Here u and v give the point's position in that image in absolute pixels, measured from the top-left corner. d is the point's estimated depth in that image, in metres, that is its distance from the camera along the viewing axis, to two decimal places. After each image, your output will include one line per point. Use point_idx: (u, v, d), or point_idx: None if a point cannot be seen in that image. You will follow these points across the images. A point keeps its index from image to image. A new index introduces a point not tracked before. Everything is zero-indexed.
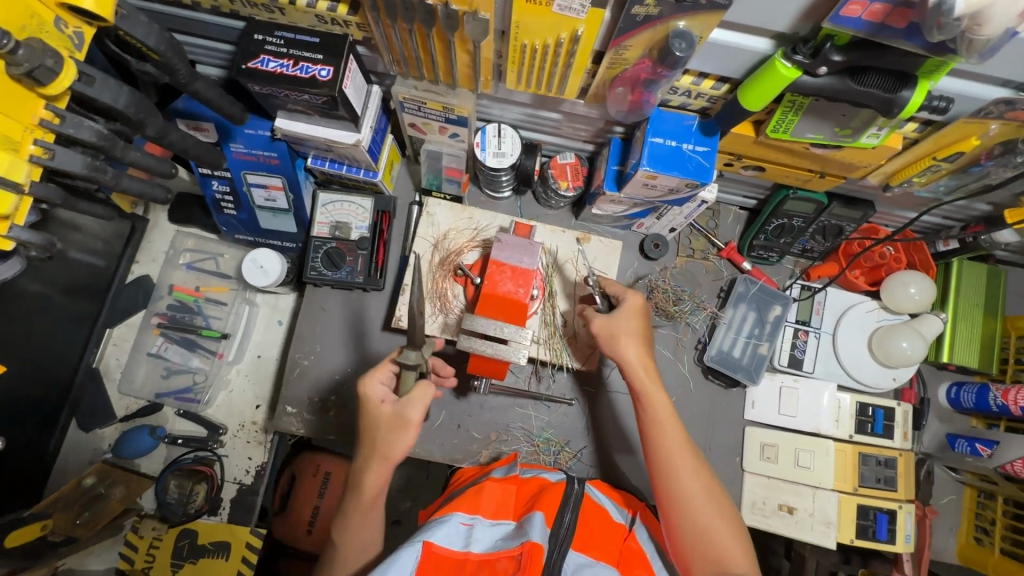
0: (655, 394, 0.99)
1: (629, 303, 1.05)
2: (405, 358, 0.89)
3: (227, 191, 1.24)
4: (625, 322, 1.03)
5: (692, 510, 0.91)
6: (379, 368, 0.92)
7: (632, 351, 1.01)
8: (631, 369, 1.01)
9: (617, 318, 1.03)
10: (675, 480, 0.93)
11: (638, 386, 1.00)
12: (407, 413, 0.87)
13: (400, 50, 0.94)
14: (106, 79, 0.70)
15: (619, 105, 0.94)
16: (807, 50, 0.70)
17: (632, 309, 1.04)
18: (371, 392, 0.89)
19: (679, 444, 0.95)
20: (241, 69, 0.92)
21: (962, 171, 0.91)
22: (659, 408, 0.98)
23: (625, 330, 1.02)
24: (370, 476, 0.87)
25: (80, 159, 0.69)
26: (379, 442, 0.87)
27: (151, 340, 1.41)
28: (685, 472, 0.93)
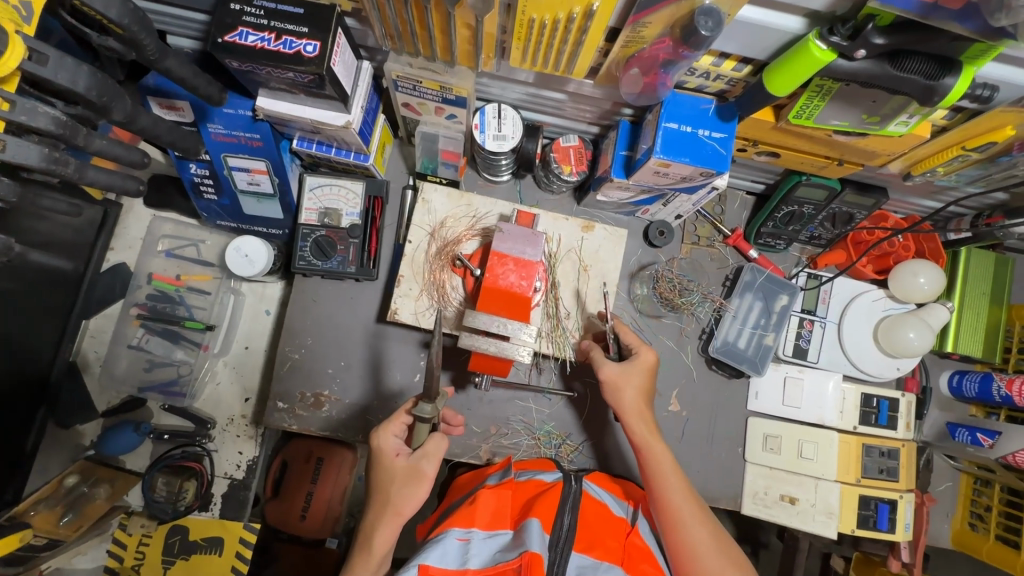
0: (658, 443, 0.98)
1: (641, 356, 1.02)
2: (420, 411, 0.84)
3: (206, 174, 1.15)
4: (631, 371, 1.01)
5: (701, 563, 0.88)
6: (392, 420, 0.89)
7: (635, 400, 1.00)
8: (632, 417, 0.99)
9: (625, 367, 1.01)
10: (679, 533, 0.90)
11: (639, 437, 0.99)
12: (420, 466, 0.84)
13: (394, 24, 0.85)
14: (62, 57, 0.61)
15: (631, 87, 0.87)
16: (846, 31, 0.64)
17: (641, 361, 1.02)
18: (384, 446, 0.86)
19: (681, 495, 0.93)
20: (217, 43, 0.83)
21: (989, 160, 0.87)
22: (660, 458, 0.97)
23: (629, 379, 1.00)
24: (380, 535, 0.82)
25: (37, 150, 0.60)
26: (393, 497, 0.83)
27: (131, 332, 1.32)
28: (690, 523, 0.91)
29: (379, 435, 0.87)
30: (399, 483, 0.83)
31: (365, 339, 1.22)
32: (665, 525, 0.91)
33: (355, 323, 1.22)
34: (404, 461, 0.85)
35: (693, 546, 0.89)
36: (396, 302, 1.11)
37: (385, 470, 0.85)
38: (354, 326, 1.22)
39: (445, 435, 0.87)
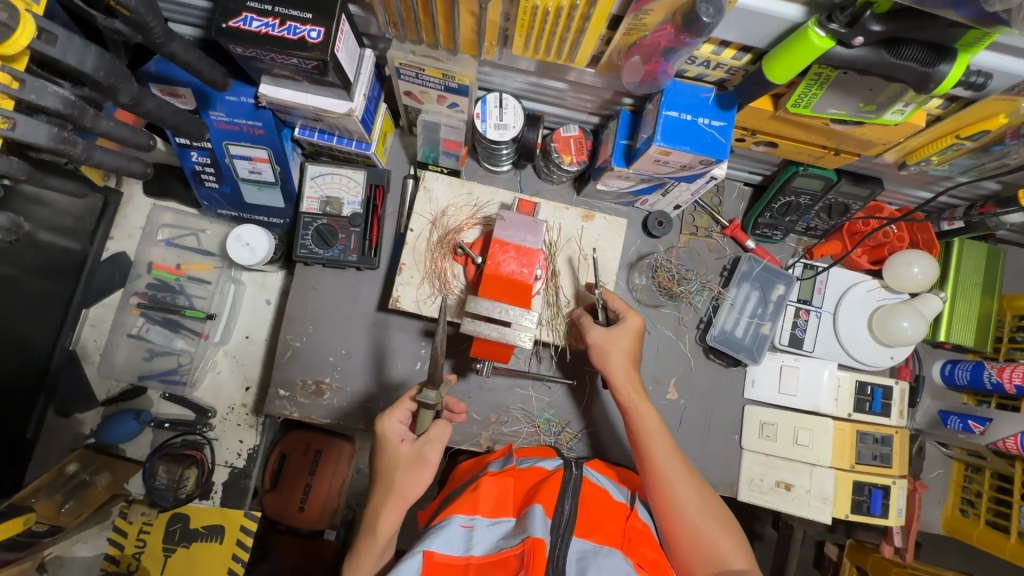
0: (643, 404, 1.00)
1: (628, 320, 1.04)
2: (424, 397, 0.85)
3: (207, 162, 1.15)
4: (616, 335, 1.02)
5: (688, 518, 0.91)
6: (396, 407, 0.89)
7: (621, 362, 1.02)
8: (616, 378, 1.01)
9: (612, 331, 1.02)
10: (666, 491, 0.93)
11: (624, 398, 1.01)
12: (424, 452, 0.84)
13: (398, 11, 0.86)
14: (71, 37, 0.62)
15: (633, 76, 0.89)
16: (844, 19, 0.65)
17: (629, 326, 1.03)
18: (388, 432, 0.86)
19: (666, 454, 0.96)
20: (221, 29, 0.84)
21: (983, 149, 0.89)
22: (644, 417, 0.99)
23: (615, 342, 1.02)
24: (384, 518, 0.83)
25: (45, 129, 0.61)
26: (397, 482, 0.83)
27: (131, 321, 1.32)
28: (676, 480, 0.93)
29: (384, 420, 0.88)
30: (403, 466, 0.84)
31: (366, 327, 1.23)
32: (653, 482, 0.94)
33: (356, 311, 1.23)
34: (409, 447, 0.85)
35: (681, 503, 0.91)
36: (397, 289, 1.12)
37: (389, 454, 0.85)
38: (355, 314, 1.23)
39: (449, 422, 0.88)
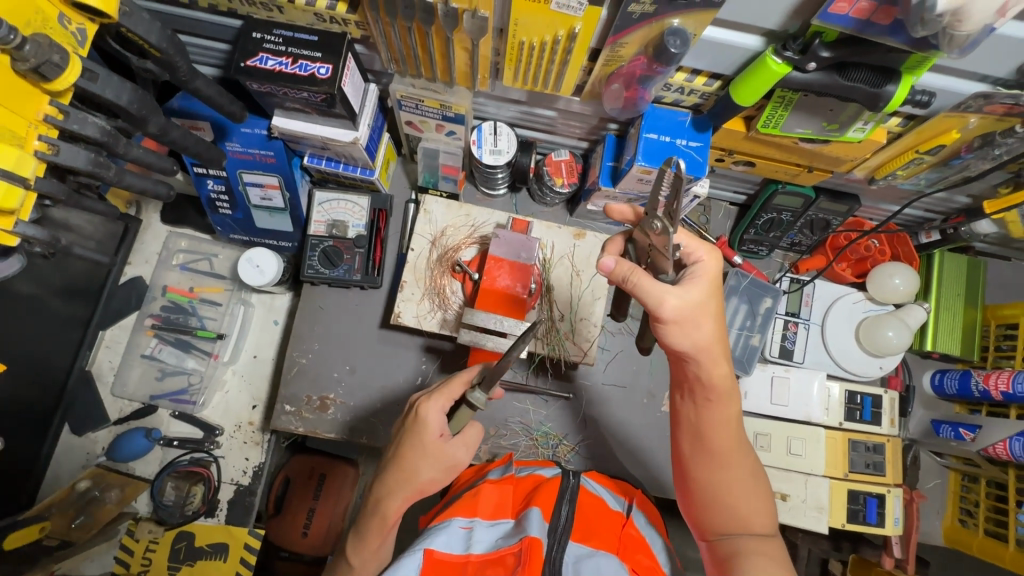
0: (727, 382, 0.81)
1: (706, 270, 0.77)
2: (473, 398, 0.82)
3: (222, 190, 1.24)
4: (701, 298, 0.76)
5: (726, 496, 0.81)
6: (441, 395, 0.86)
7: (710, 338, 0.78)
8: (703, 356, 0.78)
9: (694, 294, 0.75)
10: (706, 467, 0.83)
11: (708, 377, 0.80)
12: (455, 456, 0.88)
13: (399, 49, 0.95)
14: (110, 75, 0.70)
15: (615, 101, 0.97)
16: (796, 47, 0.73)
17: (711, 282, 0.77)
18: (431, 421, 0.85)
19: (726, 430, 0.82)
20: (240, 67, 0.93)
21: (943, 163, 0.95)
22: (724, 395, 0.82)
23: (699, 313, 0.76)
24: (396, 500, 0.86)
25: (84, 155, 0.69)
26: (421, 477, 0.85)
27: (145, 342, 1.40)
28: (724, 460, 0.82)
29: (429, 407, 0.85)
30: (435, 463, 0.86)
31: (369, 343, 1.28)
32: (695, 455, 0.84)
33: (360, 328, 1.29)
34: (443, 444, 0.86)
35: (718, 482, 0.82)
36: (399, 305, 1.17)
37: (422, 446, 0.85)
38: (359, 331, 1.28)
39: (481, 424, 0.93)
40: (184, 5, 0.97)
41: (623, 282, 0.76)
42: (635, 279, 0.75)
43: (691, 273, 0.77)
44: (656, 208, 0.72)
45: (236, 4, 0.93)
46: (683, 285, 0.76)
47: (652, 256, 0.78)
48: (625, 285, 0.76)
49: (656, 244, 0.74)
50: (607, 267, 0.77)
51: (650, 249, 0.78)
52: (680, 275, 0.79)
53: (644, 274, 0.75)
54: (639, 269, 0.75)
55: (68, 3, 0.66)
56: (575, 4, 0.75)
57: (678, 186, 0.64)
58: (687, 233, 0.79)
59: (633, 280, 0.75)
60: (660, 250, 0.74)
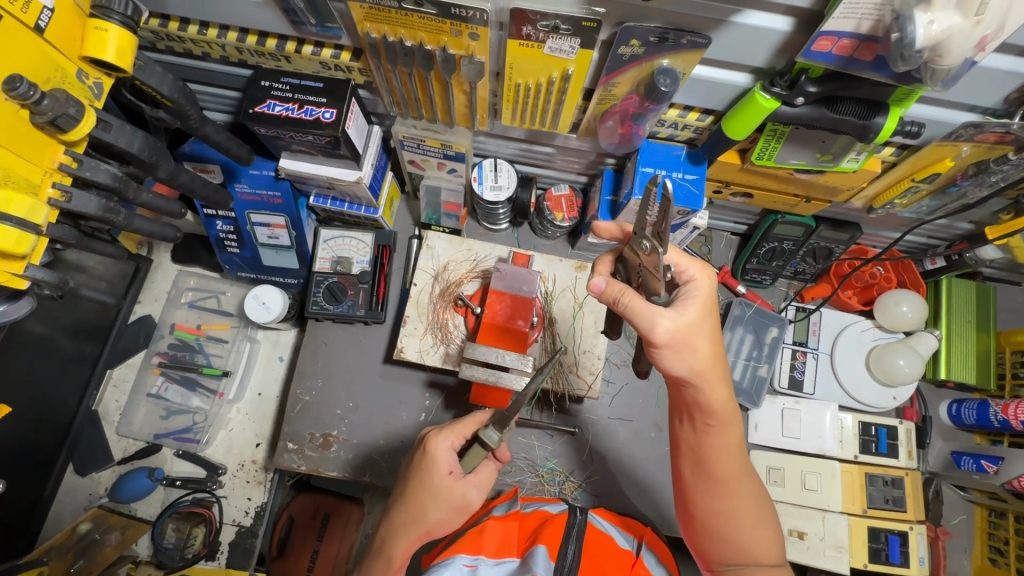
0: (728, 407, 0.80)
1: (701, 289, 0.77)
2: (486, 436, 0.80)
3: (231, 230, 1.27)
4: (693, 321, 0.75)
5: (728, 522, 0.82)
6: (452, 430, 0.86)
7: (706, 362, 0.77)
8: (701, 381, 0.77)
9: (686, 317, 0.74)
10: (707, 492, 0.82)
11: (706, 402, 0.79)
12: (467, 496, 0.84)
13: (400, 92, 0.98)
14: (123, 125, 0.74)
15: (610, 138, 0.99)
16: (784, 83, 0.75)
17: (705, 302, 0.76)
18: (439, 456, 0.84)
19: (728, 456, 0.81)
20: (249, 113, 0.96)
21: (941, 191, 0.96)
22: (724, 419, 0.80)
23: (692, 336, 0.75)
24: (402, 543, 0.83)
25: (95, 201, 0.72)
26: (428, 518, 0.83)
27: (151, 380, 1.41)
28: (726, 486, 0.81)
29: (439, 442, 0.84)
30: (445, 503, 0.83)
31: (373, 379, 1.28)
32: (696, 481, 0.83)
33: (364, 364, 1.29)
34: (454, 481, 0.83)
35: (719, 509, 0.82)
36: (401, 340, 1.17)
37: (431, 484, 0.83)
38: (363, 367, 1.29)
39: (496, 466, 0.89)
40: (198, 58, 1.02)
41: (615, 304, 0.75)
42: (628, 300, 0.73)
43: (686, 292, 0.77)
44: (646, 227, 0.71)
45: (247, 55, 0.98)
46: (676, 307, 0.75)
47: (643, 276, 0.77)
48: (617, 307, 0.75)
49: (646, 264, 0.73)
50: (599, 287, 0.76)
51: (640, 268, 0.77)
52: (674, 294, 0.78)
53: (636, 296, 0.74)
54: (630, 291, 0.74)
55: (86, 60, 0.69)
56: (567, 47, 0.78)
57: (665, 210, 0.63)
58: (678, 250, 0.78)
59: (624, 302, 0.74)
60: (652, 271, 0.73)
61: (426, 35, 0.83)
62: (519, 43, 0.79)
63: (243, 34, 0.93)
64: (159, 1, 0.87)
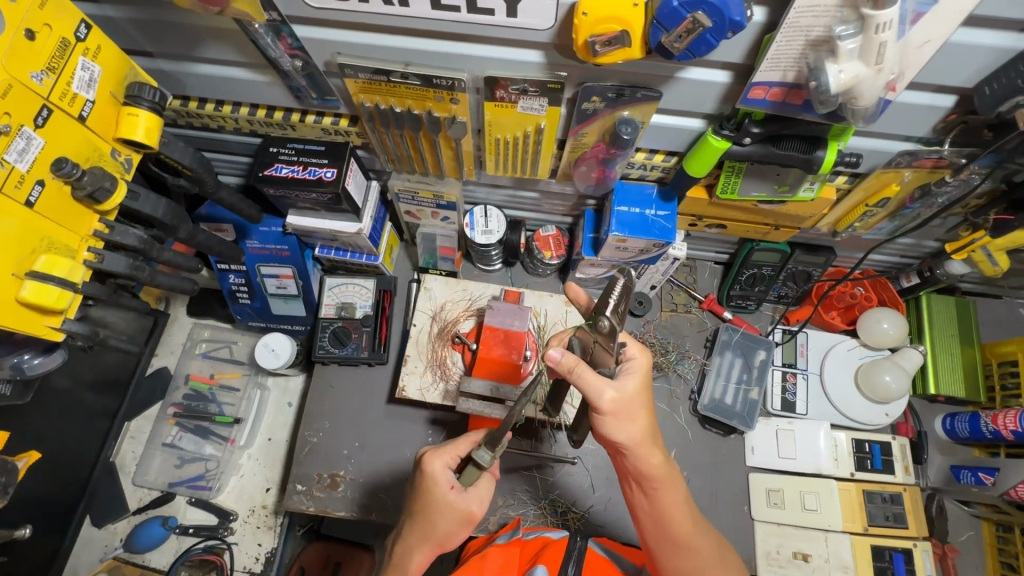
0: (664, 465, 0.85)
1: (641, 364, 0.82)
2: (477, 457, 0.85)
3: (242, 282, 1.37)
4: (628, 399, 0.80)
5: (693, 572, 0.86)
6: (447, 449, 0.89)
7: (644, 431, 0.82)
8: (638, 449, 0.82)
9: (629, 387, 0.79)
10: (673, 547, 0.87)
11: (645, 467, 0.83)
12: (472, 508, 0.89)
13: (394, 151, 1.09)
14: (149, 194, 0.84)
15: (586, 180, 1.08)
16: (732, 126, 0.84)
17: (644, 377, 0.81)
18: (438, 476, 0.87)
19: (678, 513, 0.85)
20: (259, 176, 1.07)
21: (897, 213, 1.03)
22: (665, 479, 0.85)
23: (634, 404, 0.80)
24: (418, 556, 0.89)
25: (124, 260, 0.81)
26: (437, 533, 0.88)
27: (166, 430, 1.47)
28: (684, 538, 0.86)
29: (435, 462, 0.88)
30: (451, 517, 0.87)
31: (378, 419, 1.33)
32: (659, 539, 0.87)
33: (369, 404, 1.34)
34: (455, 497, 0.87)
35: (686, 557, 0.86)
36: (403, 379, 1.23)
37: (434, 502, 0.87)
38: (368, 407, 1.34)
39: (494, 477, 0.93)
40: (214, 130, 1.14)
41: (568, 374, 0.78)
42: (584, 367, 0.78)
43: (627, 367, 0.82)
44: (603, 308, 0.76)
45: (257, 126, 1.09)
46: (618, 381, 0.79)
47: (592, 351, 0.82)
48: (570, 376, 0.78)
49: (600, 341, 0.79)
50: (555, 358, 0.78)
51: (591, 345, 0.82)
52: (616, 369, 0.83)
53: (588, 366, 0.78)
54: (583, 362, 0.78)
55: (120, 140, 0.80)
56: (537, 106, 0.88)
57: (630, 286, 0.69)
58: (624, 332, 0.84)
59: (577, 372, 0.77)
60: (604, 346, 0.78)
61: (413, 102, 0.93)
62: (495, 104, 0.90)
63: (254, 108, 1.05)
64: (181, 85, 1.00)
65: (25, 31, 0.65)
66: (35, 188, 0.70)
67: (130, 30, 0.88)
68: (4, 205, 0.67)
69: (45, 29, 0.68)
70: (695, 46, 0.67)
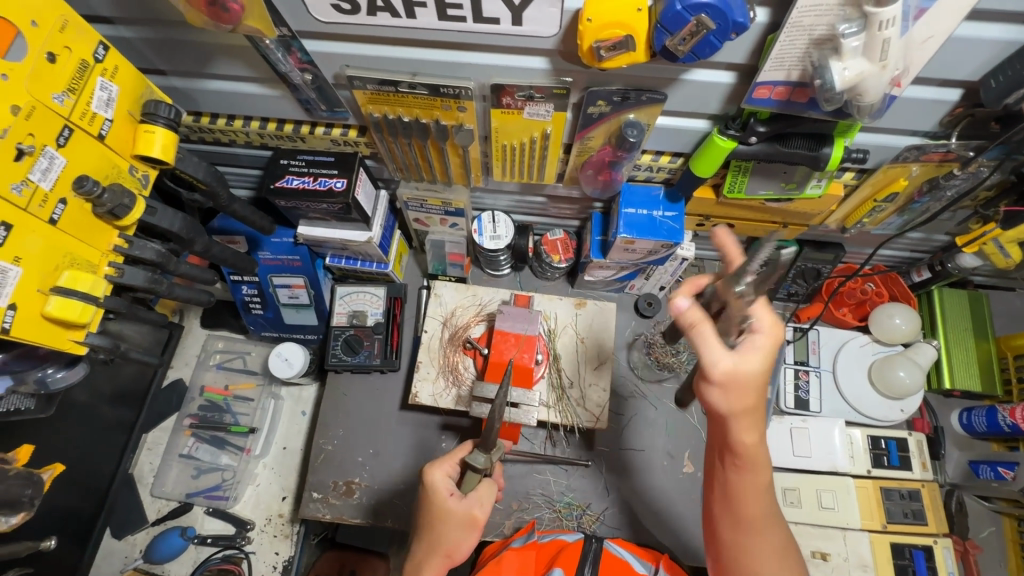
0: (761, 448, 0.74)
1: (767, 341, 0.70)
2: (474, 460, 0.88)
3: (255, 293, 1.39)
4: (743, 378, 0.69)
5: (753, 558, 0.78)
6: (443, 459, 0.92)
7: (749, 411, 0.71)
8: (741, 423, 0.71)
9: (749, 361, 0.69)
10: (740, 530, 0.78)
11: (738, 448, 0.73)
12: (474, 513, 0.89)
13: (403, 160, 1.10)
14: (165, 209, 0.86)
15: (593, 184, 1.09)
16: (737, 126, 0.85)
17: (769, 355, 0.70)
18: (438, 484, 0.89)
19: (756, 499, 0.76)
20: (270, 188, 1.08)
21: (905, 208, 1.04)
22: (757, 464, 0.74)
23: (750, 381, 0.70)
24: (429, 569, 0.88)
25: (143, 274, 0.83)
26: (445, 541, 0.88)
27: (183, 442, 1.49)
28: (755, 525, 0.77)
29: (434, 471, 0.90)
30: (458, 524, 0.88)
31: (391, 426, 1.34)
32: (727, 515, 0.79)
33: (382, 411, 1.35)
34: (457, 502, 0.88)
35: (744, 541, 0.78)
36: (416, 385, 1.24)
37: (438, 510, 0.88)
38: (381, 413, 1.35)
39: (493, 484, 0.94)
40: (226, 145, 1.17)
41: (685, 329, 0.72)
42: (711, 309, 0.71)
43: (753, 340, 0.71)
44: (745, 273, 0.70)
45: (267, 139, 1.11)
46: (739, 354, 0.69)
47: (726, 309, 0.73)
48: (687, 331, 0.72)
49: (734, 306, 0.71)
50: (679, 307, 0.73)
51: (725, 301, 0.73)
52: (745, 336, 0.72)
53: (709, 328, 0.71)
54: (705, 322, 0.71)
55: (136, 157, 0.82)
56: (543, 112, 0.89)
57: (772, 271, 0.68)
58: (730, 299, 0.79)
59: (698, 329, 0.71)
60: (733, 314, 0.72)
61: (421, 111, 0.95)
62: (501, 111, 0.91)
63: (264, 122, 1.07)
64: (193, 101, 1.02)
65: (46, 54, 0.67)
66: (59, 207, 0.71)
67: (145, 49, 0.90)
68: (29, 223, 0.68)
69: (66, 51, 0.70)
70: (699, 49, 0.68)
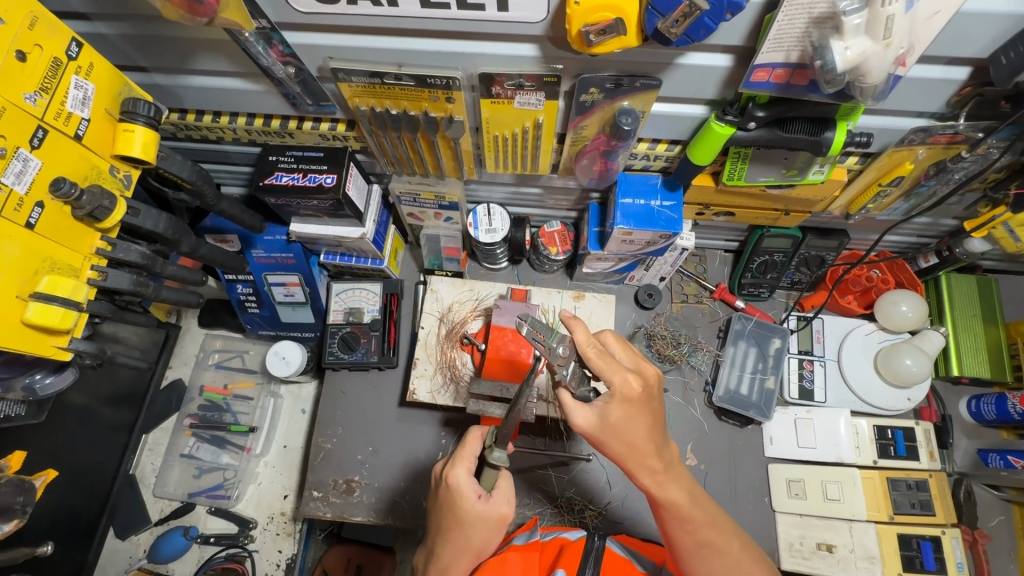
0: (663, 454, 0.82)
1: (615, 401, 0.76)
2: (495, 458, 0.84)
3: (250, 292, 1.38)
4: (613, 424, 0.77)
5: (709, 556, 0.84)
6: (462, 457, 0.89)
7: (640, 437, 0.79)
8: (640, 440, 0.78)
9: (604, 410, 0.77)
10: (685, 531, 0.84)
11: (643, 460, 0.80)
12: (502, 510, 0.88)
13: (393, 154, 1.08)
14: (149, 209, 0.84)
15: (589, 174, 1.07)
16: (735, 111, 0.82)
17: (628, 403, 0.76)
18: (463, 487, 0.86)
19: (682, 495, 0.83)
20: (260, 185, 1.06)
21: (912, 191, 1.00)
22: (662, 466, 0.81)
23: (630, 411, 0.77)
24: (456, 571, 0.88)
25: (128, 277, 0.82)
26: (474, 543, 0.87)
27: (184, 442, 1.49)
28: (695, 524, 0.83)
29: (457, 473, 0.87)
30: (485, 525, 0.87)
31: (390, 423, 1.33)
32: (671, 526, 0.85)
33: (380, 409, 1.34)
34: (484, 503, 0.86)
35: (700, 541, 0.84)
36: (413, 382, 1.22)
37: (464, 514, 0.86)
38: (379, 411, 1.34)
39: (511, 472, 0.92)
40: (214, 142, 1.15)
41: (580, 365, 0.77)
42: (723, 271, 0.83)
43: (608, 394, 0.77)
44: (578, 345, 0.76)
45: (255, 135, 1.09)
46: (601, 405, 0.77)
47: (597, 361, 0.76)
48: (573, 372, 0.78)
49: (598, 364, 0.76)
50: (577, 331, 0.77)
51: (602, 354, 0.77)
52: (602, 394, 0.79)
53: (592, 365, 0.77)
54: (590, 357, 0.76)
55: (117, 157, 0.80)
56: (534, 101, 0.87)
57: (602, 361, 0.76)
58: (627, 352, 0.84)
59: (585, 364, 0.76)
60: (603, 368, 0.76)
61: (409, 103, 0.92)
62: (491, 101, 0.88)
63: (250, 118, 1.05)
64: (177, 98, 1.00)
65: (15, 53, 0.65)
66: (35, 210, 0.70)
67: (123, 46, 0.88)
68: (6, 228, 0.67)
69: (36, 49, 0.68)
70: (693, 31, 0.65)
